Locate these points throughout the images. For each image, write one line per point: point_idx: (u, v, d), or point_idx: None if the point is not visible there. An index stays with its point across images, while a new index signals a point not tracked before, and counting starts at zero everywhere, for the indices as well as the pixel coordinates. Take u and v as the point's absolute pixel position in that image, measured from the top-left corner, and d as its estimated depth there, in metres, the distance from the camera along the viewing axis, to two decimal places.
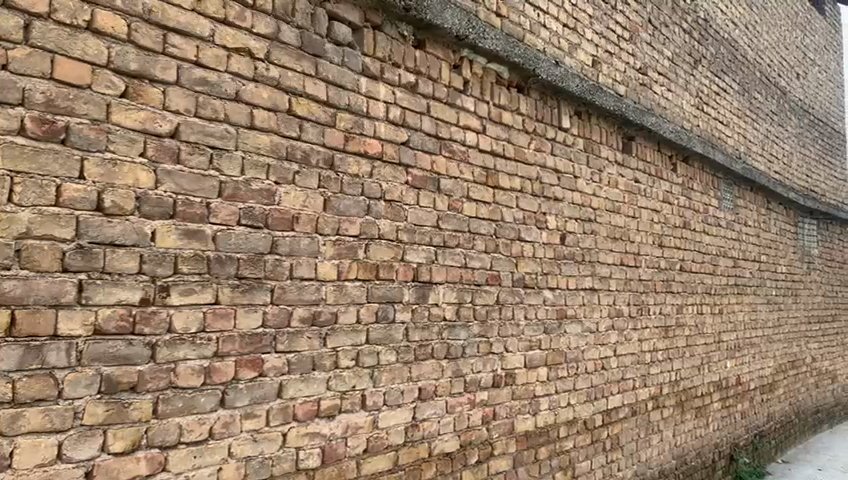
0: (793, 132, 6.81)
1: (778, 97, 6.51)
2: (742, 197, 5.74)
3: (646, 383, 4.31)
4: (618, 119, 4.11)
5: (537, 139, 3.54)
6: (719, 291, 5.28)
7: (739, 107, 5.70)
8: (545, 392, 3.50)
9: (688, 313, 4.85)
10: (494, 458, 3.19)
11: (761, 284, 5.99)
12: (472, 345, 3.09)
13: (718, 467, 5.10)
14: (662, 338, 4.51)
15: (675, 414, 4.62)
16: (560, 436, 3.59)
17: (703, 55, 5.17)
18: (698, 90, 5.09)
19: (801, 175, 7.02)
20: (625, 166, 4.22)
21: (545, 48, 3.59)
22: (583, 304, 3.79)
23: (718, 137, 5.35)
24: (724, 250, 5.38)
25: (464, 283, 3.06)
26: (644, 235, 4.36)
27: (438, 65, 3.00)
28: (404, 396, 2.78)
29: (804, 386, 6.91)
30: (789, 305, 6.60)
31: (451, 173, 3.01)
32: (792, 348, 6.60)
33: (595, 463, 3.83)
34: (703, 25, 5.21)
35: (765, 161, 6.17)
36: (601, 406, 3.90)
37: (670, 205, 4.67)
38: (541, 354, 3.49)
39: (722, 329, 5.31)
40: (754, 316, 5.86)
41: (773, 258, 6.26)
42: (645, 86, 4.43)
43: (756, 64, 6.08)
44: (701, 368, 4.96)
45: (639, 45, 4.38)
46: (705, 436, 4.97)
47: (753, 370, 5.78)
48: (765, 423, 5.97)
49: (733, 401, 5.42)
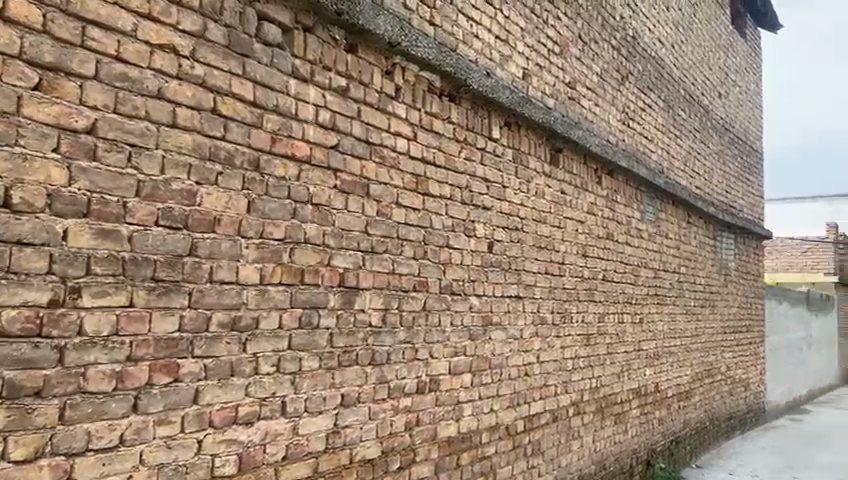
0: (713, 149, 7.08)
1: (700, 115, 6.76)
2: (664, 211, 5.93)
3: (567, 389, 4.40)
4: (546, 131, 4.19)
5: (468, 148, 3.57)
6: (640, 300, 5.44)
7: (663, 123, 5.90)
8: (468, 398, 3.53)
9: (610, 322, 4.98)
10: (416, 464, 3.20)
11: (680, 294, 6.21)
12: (397, 351, 3.09)
13: (635, 472, 5.25)
14: (584, 345, 4.61)
15: (595, 420, 4.73)
16: (482, 441, 3.63)
17: (630, 71, 5.33)
18: (625, 106, 5.24)
19: (720, 190, 7.31)
20: (552, 177, 4.31)
21: (477, 58, 3.63)
22: (508, 311, 3.85)
23: (642, 151, 5.52)
24: (645, 261, 5.55)
25: (391, 288, 3.05)
26: (568, 244, 4.45)
27: (369, 70, 2.99)
28: (326, 402, 2.75)
29: (719, 394, 7.19)
30: (706, 316, 6.86)
31: (380, 178, 3.01)
32: (708, 357, 6.86)
33: (517, 469, 3.88)
34: (631, 42, 5.37)
35: (687, 175, 6.39)
36: (523, 412, 3.96)
37: (595, 216, 4.79)
38: (466, 360, 3.52)
39: (642, 337, 5.48)
40: (673, 326, 6.06)
41: (692, 270, 6.50)
42: (573, 99, 4.54)
43: (680, 82, 6.30)
44: (621, 375, 5.10)
45: (568, 59, 4.48)
46: (623, 441, 5.11)
47: (670, 377, 5.98)
48: (682, 429, 6.19)
49: (651, 407, 5.59)
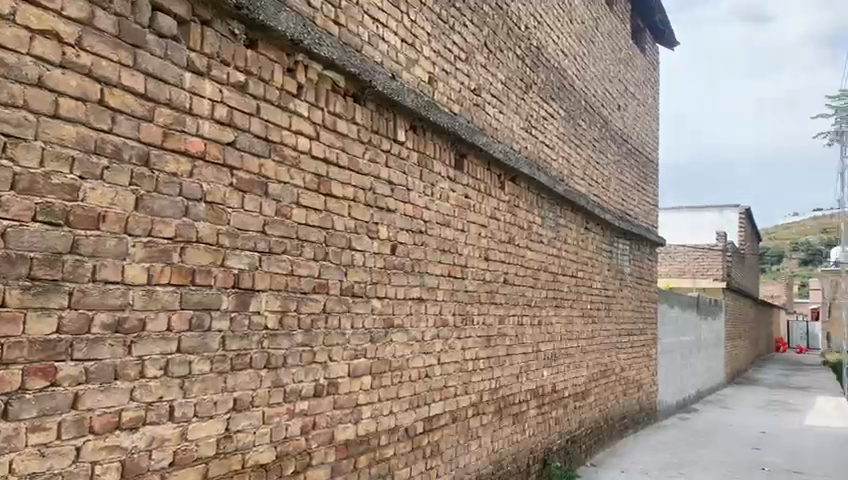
0: (611, 159, 7.36)
1: (600, 126, 7.02)
2: (564, 217, 6.12)
3: (467, 391, 4.46)
4: (451, 136, 4.23)
5: (372, 150, 3.56)
6: (539, 303, 5.58)
7: (564, 133, 6.08)
8: (367, 401, 3.52)
9: (510, 324, 5.08)
10: (311, 468, 3.15)
11: (577, 298, 6.41)
12: (294, 354, 3.04)
13: (531, 471, 5.38)
14: (484, 347, 4.69)
15: (494, 420, 4.81)
16: (381, 444, 3.62)
17: (534, 81, 5.47)
18: (528, 114, 5.37)
19: (617, 198, 7.60)
20: (456, 181, 4.36)
21: (383, 60, 3.63)
22: (410, 314, 3.86)
23: (544, 159, 5.68)
24: (544, 265, 5.70)
25: (289, 290, 3.00)
26: (471, 248, 4.52)
27: (270, 67, 2.93)
28: (218, 406, 2.68)
29: (613, 394, 7.46)
30: (602, 319, 7.12)
31: (280, 178, 2.95)
32: (603, 358, 7.12)
33: (415, 470, 3.90)
34: (535, 52, 5.50)
35: (586, 183, 6.62)
36: (423, 413, 3.98)
37: (497, 221, 4.89)
38: (366, 363, 3.50)
39: (541, 339, 5.62)
40: (570, 327, 6.25)
41: (589, 275, 6.73)
42: (478, 106, 4.61)
43: (582, 93, 6.51)
44: (520, 376, 5.21)
45: (474, 66, 4.55)
46: (521, 441, 5.23)
47: (567, 378, 6.17)
48: (577, 428, 6.39)
49: (548, 408, 5.74)
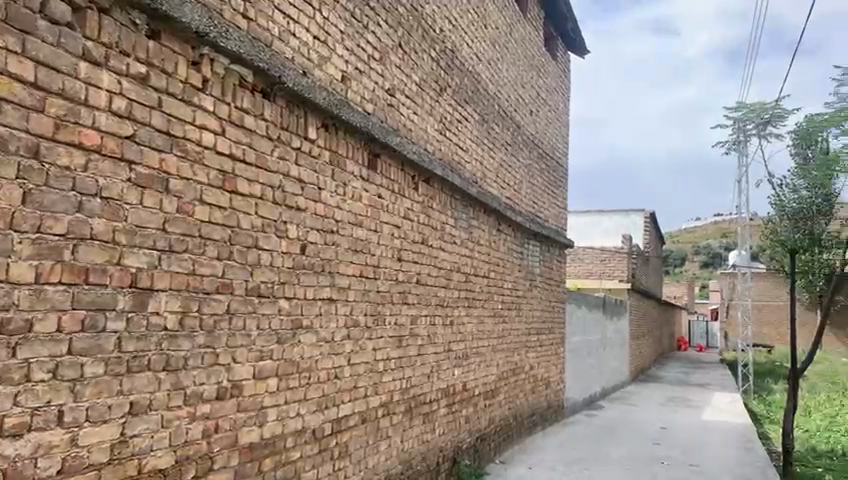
0: (523, 162, 7.52)
1: (512, 130, 7.16)
2: (477, 218, 6.20)
3: (377, 391, 4.45)
4: (364, 136, 4.21)
5: (282, 147, 3.50)
6: (451, 303, 5.64)
7: (478, 136, 6.17)
8: (273, 403, 3.46)
9: (422, 324, 5.11)
10: (213, 472, 3.07)
11: (489, 298, 6.52)
12: (196, 355, 2.96)
13: (441, 470, 5.43)
14: (395, 347, 4.69)
15: (404, 420, 4.83)
16: (287, 446, 3.57)
17: (448, 83, 5.52)
18: (442, 116, 5.42)
19: (529, 201, 7.77)
20: (368, 181, 4.34)
21: (294, 57, 3.58)
22: (319, 314, 3.81)
23: (457, 161, 5.74)
24: (457, 266, 5.76)
25: (190, 290, 2.92)
26: (383, 248, 4.51)
27: (173, 59, 2.84)
28: (112, 410, 2.57)
29: (522, 392, 7.62)
30: (512, 318, 7.26)
31: (182, 174, 2.87)
32: (513, 357, 7.27)
33: (322, 472, 3.86)
34: (450, 55, 5.56)
35: (498, 186, 6.74)
36: (331, 415, 3.95)
37: (411, 221, 4.90)
38: (272, 364, 3.44)
39: (452, 339, 5.67)
40: (482, 327, 6.35)
41: (501, 275, 6.85)
42: (392, 106, 4.62)
43: (495, 98, 6.62)
44: (430, 376, 5.25)
45: (388, 66, 4.55)
46: (431, 440, 5.26)
47: (477, 377, 6.25)
48: (486, 426, 6.49)
49: (458, 407, 5.80)
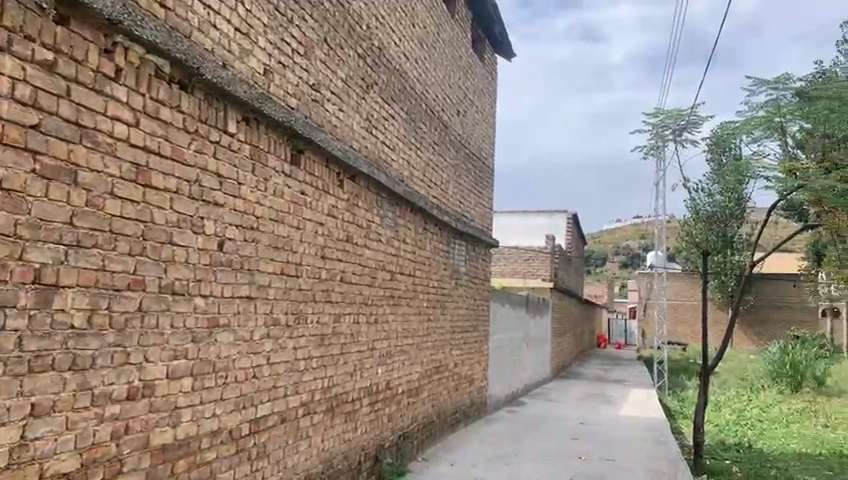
0: (450, 162, 7.57)
1: (439, 129, 7.20)
2: (402, 217, 6.20)
3: (297, 391, 4.40)
4: (287, 131, 4.15)
5: (199, 140, 3.41)
6: (375, 301, 5.62)
7: (405, 134, 6.18)
8: (188, 403, 3.37)
9: (345, 322, 5.07)
10: (122, 476, 2.96)
11: (414, 296, 6.53)
12: (104, 355, 2.84)
13: (362, 468, 5.41)
14: (317, 346, 4.65)
15: (325, 419, 4.79)
16: (202, 447, 3.48)
17: (375, 81, 5.51)
18: (368, 114, 5.39)
19: (455, 200, 7.84)
20: (291, 177, 4.29)
21: (214, 48, 3.50)
22: (237, 313, 3.74)
23: (383, 159, 5.73)
24: (382, 264, 5.75)
25: (99, 287, 2.80)
26: (306, 245, 4.46)
27: (84, 47, 2.72)
28: (12, 413, 2.44)
29: (446, 389, 7.69)
30: (437, 316, 7.30)
31: (92, 166, 2.76)
32: (437, 355, 7.32)
33: (239, 473, 3.79)
34: (377, 53, 5.54)
35: (425, 185, 6.77)
36: (249, 414, 3.88)
37: (335, 219, 4.86)
38: (187, 364, 3.35)
39: (376, 337, 5.66)
40: (406, 326, 6.36)
41: (426, 274, 6.88)
42: (316, 102, 4.57)
43: (422, 97, 6.64)
44: (353, 375, 5.22)
45: (313, 61, 4.50)
46: (352, 439, 5.24)
47: (401, 375, 6.26)
48: (409, 424, 6.51)
49: (381, 405, 5.79)
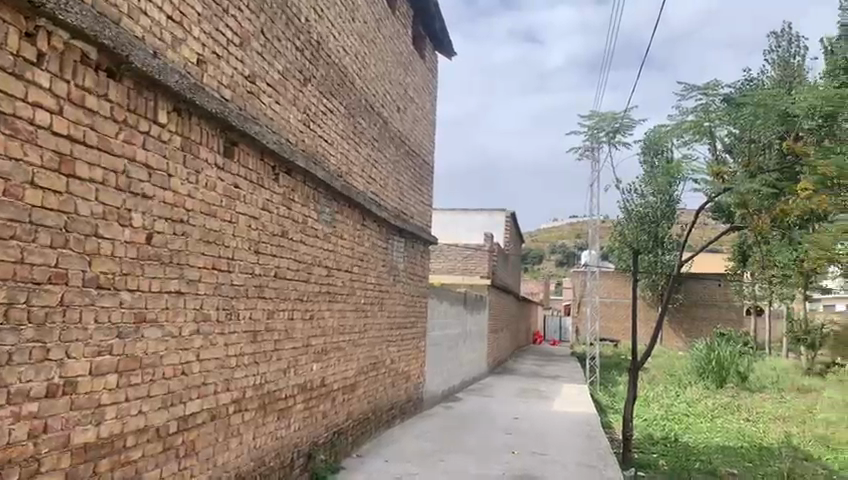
0: (390, 158, 7.57)
1: (379, 125, 7.18)
2: (340, 212, 6.16)
3: (228, 387, 4.33)
4: (220, 123, 4.07)
5: (127, 130, 3.32)
6: (310, 297, 5.57)
7: (343, 129, 6.14)
8: (112, 401, 3.26)
9: (279, 319, 5.01)
10: (41, 476, 2.83)
11: (351, 293, 6.51)
12: (22, 350, 2.72)
13: (295, 466, 5.36)
14: (250, 342, 4.58)
15: (257, 416, 4.72)
16: (127, 446, 3.38)
17: (313, 74, 5.45)
18: (306, 107, 5.34)
19: (394, 197, 7.84)
20: (224, 170, 4.21)
21: (144, 36, 3.40)
22: (166, 308, 3.65)
23: (321, 154, 5.68)
24: (319, 260, 5.71)
25: (17, 280, 2.68)
26: (239, 240, 4.39)
27: (4, 29, 2.58)
28: None
29: (382, 386, 7.69)
30: (375, 313, 7.30)
31: (12, 154, 2.63)
32: (374, 351, 7.31)
33: (166, 472, 3.70)
34: (316, 46, 5.49)
35: (363, 180, 6.73)
36: (177, 412, 3.79)
37: (270, 213, 4.80)
38: (111, 359, 3.25)
39: (311, 334, 5.62)
40: (343, 321, 6.33)
41: (364, 270, 6.86)
42: (252, 94, 4.50)
43: (362, 92, 6.61)
44: (287, 371, 5.17)
45: (249, 52, 4.43)
46: (285, 436, 5.18)
47: (336, 372, 6.22)
48: (344, 421, 6.48)
49: (316, 401, 5.75)
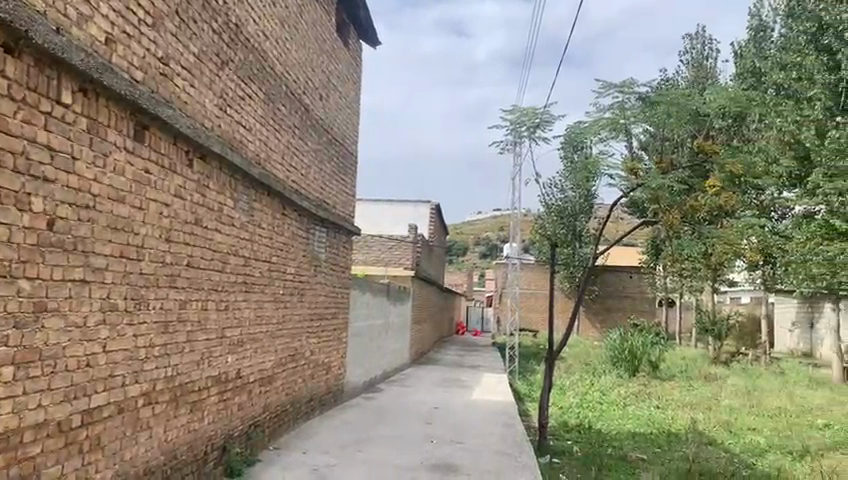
0: (311, 147, 7.47)
1: (300, 112, 7.07)
2: (258, 201, 6.04)
3: (137, 380, 4.18)
4: (130, 105, 3.91)
5: (27, 110, 3.13)
6: (226, 287, 5.45)
7: (263, 115, 6.02)
8: (9, 395, 3.08)
9: (192, 309, 4.88)
10: None
11: (269, 283, 6.41)
12: None
13: (209, 459, 5.23)
14: (160, 333, 4.44)
15: (168, 409, 4.58)
16: (24, 441, 3.20)
17: (231, 58, 5.31)
18: (222, 92, 5.20)
19: (316, 186, 7.74)
20: (134, 154, 4.05)
21: (46, 11, 3.22)
22: (69, 298, 3.48)
23: (239, 140, 5.55)
24: (235, 249, 5.59)
25: None
26: (149, 227, 4.24)
27: None
28: None
29: (301, 377, 7.60)
30: (294, 303, 7.19)
31: None
32: (293, 343, 7.23)
33: (69, 468, 3.53)
34: (234, 29, 5.36)
35: (284, 168, 6.63)
36: (81, 406, 3.62)
37: (182, 200, 4.66)
38: (8, 351, 3.06)
39: (227, 325, 5.50)
40: (260, 313, 6.21)
41: (283, 260, 6.76)
42: (165, 76, 4.34)
43: (283, 78, 6.49)
44: (200, 363, 5.04)
45: (162, 33, 4.28)
46: (198, 429, 5.06)
47: (253, 364, 6.12)
48: (261, 413, 6.38)
49: (231, 394, 5.64)
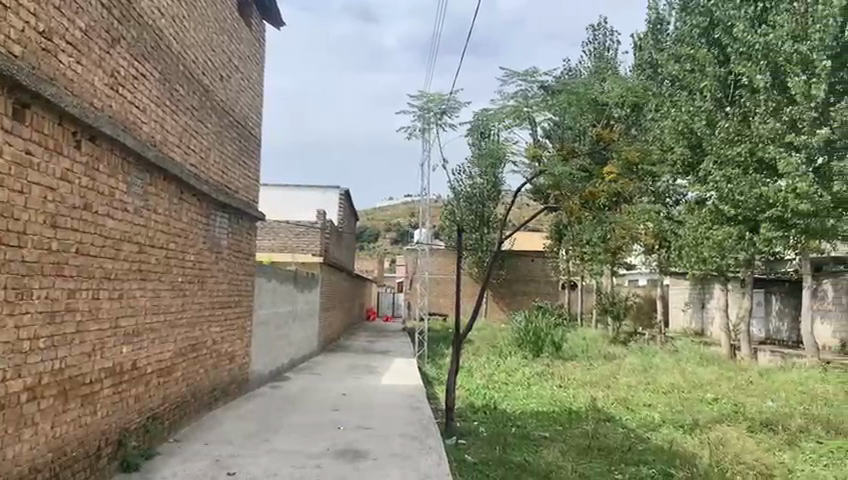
0: (211, 129, 7.24)
1: (199, 93, 6.84)
2: (153, 185, 5.80)
3: (20, 374, 3.95)
4: (8, 81, 3.64)
5: None
6: (119, 276, 5.23)
7: (158, 96, 5.78)
8: None
9: (82, 299, 4.65)
10: None
11: (166, 271, 6.19)
12: None
13: (102, 455, 5.01)
14: (46, 324, 4.21)
15: (55, 404, 4.35)
16: None
17: (122, 35, 5.07)
18: (113, 70, 4.95)
19: (216, 170, 7.52)
20: (14, 135, 3.79)
21: None
22: None
23: (132, 122, 5.32)
24: (129, 235, 5.36)
25: None
26: (32, 212, 4.00)
27: None
28: None
29: (202, 367, 7.40)
30: (194, 292, 6.97)
31: None
32: (193, 332, 7.02)
33: None
34: (125, 4, 5.10)
35: (181, 150, 6.39)
36: None
37: (69, 185, 4.41)
38: None
39: (120, 314, 5.27)
40: (157, 301, 5.99)
41: (182, 246, 6.54)
42: (48, 52, 4.09)
43: (179, 57, 6.24)
44: (91, 355, 4.82)
45: (44, 6, 4.02)
46: (90, 424, 4.84)
47: (149, 355, 5.89)
48: (159, 406, 6.17)
49: (126, 386, 5.42)
